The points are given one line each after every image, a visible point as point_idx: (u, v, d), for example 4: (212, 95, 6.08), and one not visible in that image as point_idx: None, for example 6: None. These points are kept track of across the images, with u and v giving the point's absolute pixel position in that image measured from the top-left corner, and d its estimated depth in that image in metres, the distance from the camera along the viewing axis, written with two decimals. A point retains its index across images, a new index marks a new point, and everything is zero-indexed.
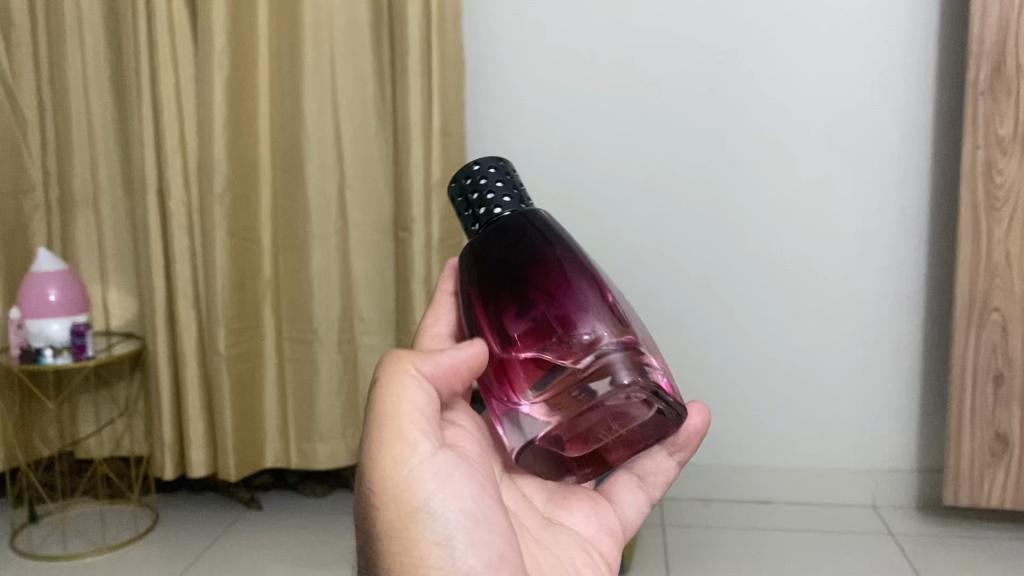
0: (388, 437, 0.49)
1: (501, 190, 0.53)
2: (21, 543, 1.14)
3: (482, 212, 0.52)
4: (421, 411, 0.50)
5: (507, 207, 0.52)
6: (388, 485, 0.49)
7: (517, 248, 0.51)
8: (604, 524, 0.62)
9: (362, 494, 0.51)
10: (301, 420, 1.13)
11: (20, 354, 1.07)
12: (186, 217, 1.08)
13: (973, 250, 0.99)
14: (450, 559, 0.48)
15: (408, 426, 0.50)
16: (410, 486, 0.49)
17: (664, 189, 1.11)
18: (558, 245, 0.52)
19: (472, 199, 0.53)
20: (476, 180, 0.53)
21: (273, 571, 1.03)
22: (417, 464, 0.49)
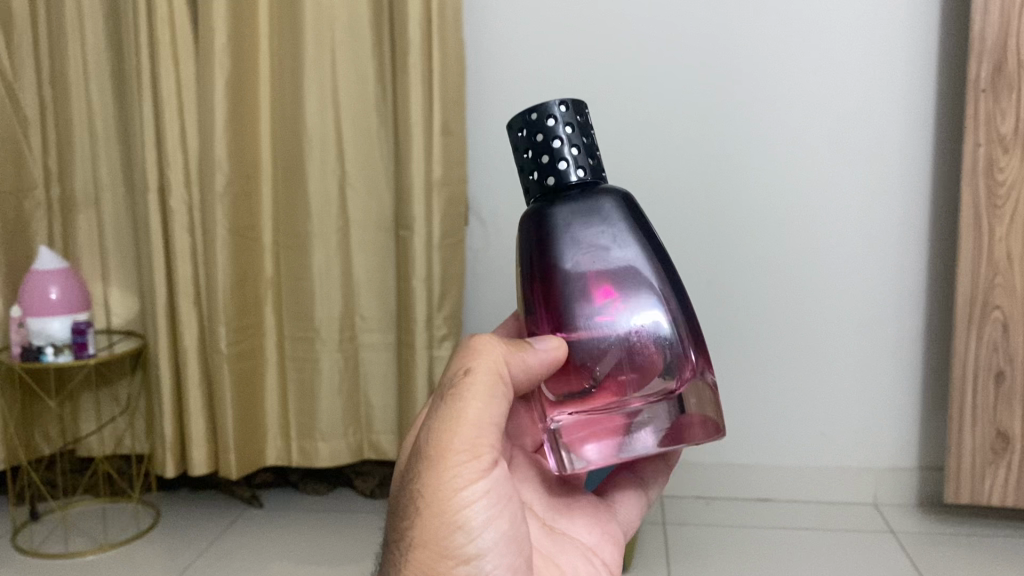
0: (455, 445, 0.49)
1: (581, 156, 0.50)
2: (23, 541, 1.14)
3: (556, 170, 0.49)
4: (491, 424, 0.50)
5: (586, 168, 0.50)
6: (437, 494, 0.49)
7: (603, 231, 0.49)
8: (607, 532, 0.62)
9: (409, 485, 0.50)
10: (302, 418, 1.13)
11: (22, 352, 1.07)
12: (187, 215, 1.07)
13: (974, 248, 0.99)
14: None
15: (475, 442, 0.49)
16: (461, 501, 0.49)
17: (665, 187, 1.11)
18: (640, 238, 0.49)
19: (550, 148, 0.49)
20: (564, 129, 0.49)
21: (274, 569, 1.03)
22: (473, 479, 0.49)
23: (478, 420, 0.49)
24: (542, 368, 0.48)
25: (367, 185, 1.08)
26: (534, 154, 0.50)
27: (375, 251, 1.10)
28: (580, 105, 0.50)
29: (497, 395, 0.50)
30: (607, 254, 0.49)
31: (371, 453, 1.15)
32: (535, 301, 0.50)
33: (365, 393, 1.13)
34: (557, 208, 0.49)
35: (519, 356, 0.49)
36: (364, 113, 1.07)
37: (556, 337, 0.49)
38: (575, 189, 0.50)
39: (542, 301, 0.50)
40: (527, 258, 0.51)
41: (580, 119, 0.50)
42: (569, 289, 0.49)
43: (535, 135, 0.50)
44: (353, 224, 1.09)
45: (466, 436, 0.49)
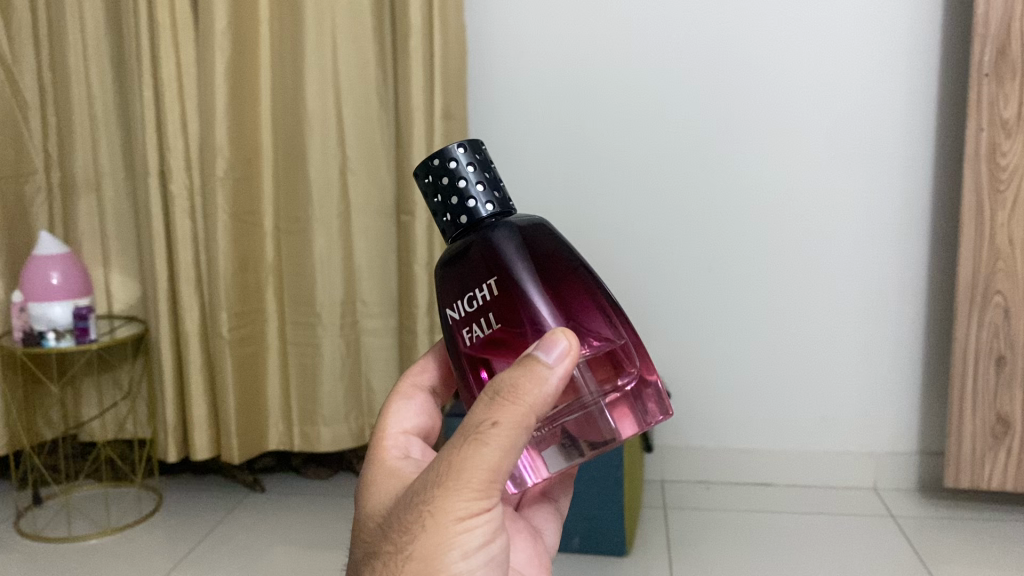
0: (474, 477, 0.42)
1: (495, 197, 0.47)
2: (26, 524, 1.14)
3: (476, 206, 0.47)
4: (503, 478, 0.43)
5: (494, 203, 0.47)
6: (433, 546, 0.42)
7: (552, 249, 0.47)
8: (544, 565, 0.58)
9: (397, 527, 0.43)
10: (305, 403, 1.14)
11: (23, 337, 1.07)
12: (187, 200, 1.07)
13: (976, 232, 0.99)
14: None
15: (493, 478, 0.43)
16: (462, 530, 0.43)
17: (664, 170, 1.11)
18: (578, 257, 0.48)
19: (471, 185, 0.46)
20: (483, 171, 0.47)
21: (277, 552, 1.04)
22: (474, 524, 0.43)
23: (491, 475, 0.43)
24: (559, 384, 0.42)
25: (370, 172, 1.07)
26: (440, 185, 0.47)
27: (377, 236, 1.09)
28: (483, 150, 0.48)
29: (518, 445, 0.43)
30: (560, 264, 0.47)
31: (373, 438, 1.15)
32: (489, 312, 0.46)
33: (368, 378, 1.13)
34: (497, 235, 0.46)
35: (545, 388, 0.42)
36: (365, 97, 1.06)
37: (559, 333, 0.43)
38: (505, 220, 0.47)
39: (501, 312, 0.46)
40: (470, 273, 0.46)
41: (485, 157, 0.47)
42: (540, 298, 0.45)
43: (456, 171, 0.46)
44: (356, 210, 1.08)
45: (476, 487, 0.42)
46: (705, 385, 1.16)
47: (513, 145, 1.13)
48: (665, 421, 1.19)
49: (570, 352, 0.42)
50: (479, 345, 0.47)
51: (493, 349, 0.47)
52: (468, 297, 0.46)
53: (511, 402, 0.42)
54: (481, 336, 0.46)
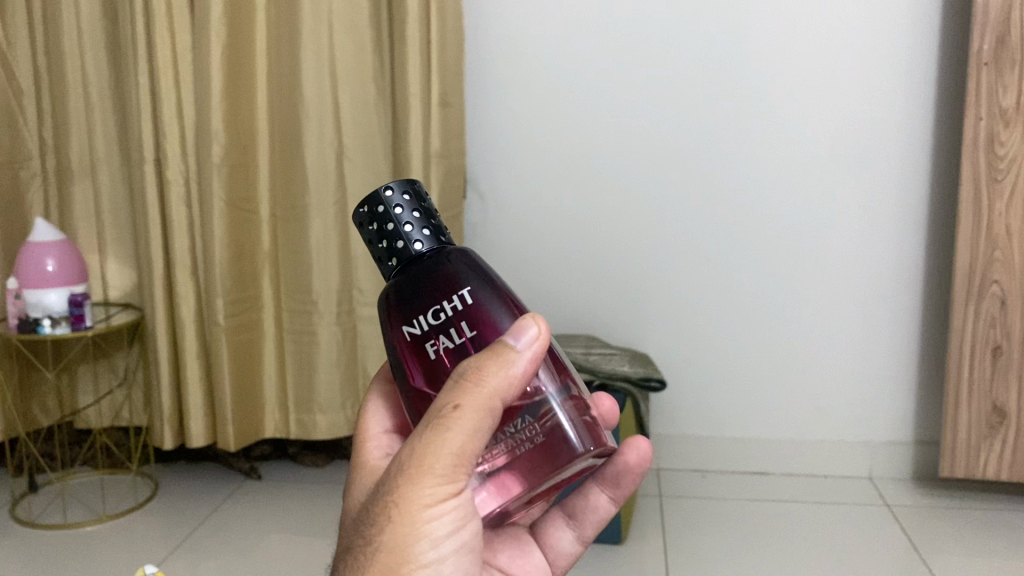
0: (437, 463, 0.40)
1: (430, 236, 0.43)
2: (22, 511, 1.14)
3: (403, 247, 0.42)
4: (471, 462, 0.41)
5: (430, 243, 0.43)
6: (400, 535, 0.41)
7: (492, 290, 0.43)
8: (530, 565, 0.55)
9: (369, 519, 0.42)
10: (301, 391, 1.14)
11: (18, 323, 1.06)
12: (183, 186, 1.07)
13: (974, 221, 0.98)
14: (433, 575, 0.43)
15: (458, 465, 0.41)
16: (429, 516, 0.41)
17: (662, 158, 1.10)
18: (516, 302, 0.44)
19: (401, 227, 0.42)
20: (412, 212, 0.43)
21: (273, 540, 1.04)
22: (441, 509, 0.41)
23: (457, 461, 0.41)
24: (527, 372, 0.41)
25: (366, 158, 1.07)
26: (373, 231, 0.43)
27: None
28: (421, 190, 0.44)
29: (486, 429, 0.40)
30: (503, 302, 0.43)
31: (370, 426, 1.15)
32: (457, 326, 0.42)
33: (365, 367, 1.13)
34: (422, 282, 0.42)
35: (510, 371, 0.40)
36: (362, 84, 1.05)
37: (538, 322, 0.41)
38: (447, 251, 0.44)
39: (473, 323, 0.42)
40: (429, 290, 0.42)
41: (418, 193, 0.44)
42: (506, 313, 0.43)
43: (382, 212, 0.43)
44: (352, 197, 1.08)
45: (442, 473, 0.41)
46: (701, 374, 1.16)
47: (510, 133, 1.13)
48: (662, 411, 1.18)
49: (538, 338, 0.41)
50: (443, 363, 0.42)
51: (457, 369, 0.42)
52: (430, 312, 0.42)
53: (473, 386, 0.40)
54: (447, 353, 0.42)
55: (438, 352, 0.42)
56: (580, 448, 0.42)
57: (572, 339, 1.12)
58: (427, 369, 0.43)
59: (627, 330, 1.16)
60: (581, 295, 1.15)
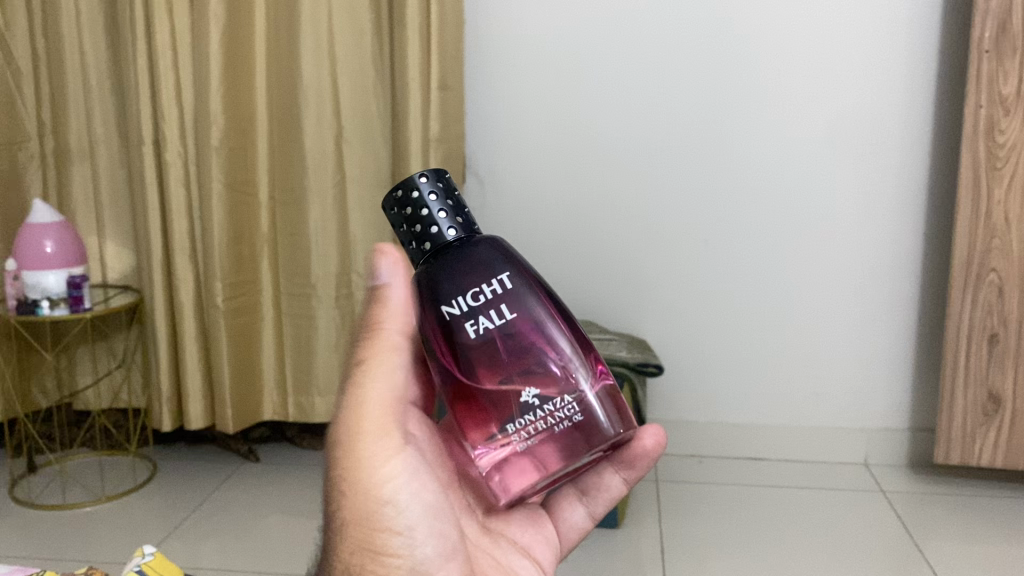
0: (367, 422, 0.44)
1: (460, 223, 0.44)
2: (21, 492, 1.15)
3: (437, 234, 0.44)
4: (398, 407, 0.45)
5: (459, 228, 0.44)
6: (366, 510, 0.43)
7: (523, 278, 0.45)
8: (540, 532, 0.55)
9: (329, 501, 0.44)
10: (300, 374, 1.14)
11: (17, 305, 1.07)
12: (182, 168, 1.06)
13: (972, 207, 0.98)
14: (409, 541, 0.44)
15: (384, 416, 0.44)
16: (378, 478, 0.44)
17: (663, 144, 1.10)
18: (545, 288, 0.46)
19: (433, 213, 0.43)
20: (444, 200, 0.44)
21: (271, 521, 1.04)
22: (386, 468, 0.44)
23: (387, 416, 0.44)
24: (405, 300, 0.46)
25: (365, 143, 1.06)
26: (405, 217, 0.44)
27: None
28: (448, 174, 0.45)
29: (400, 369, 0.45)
30: (535, 290, 0.45)
31: None
32: (496, 308, 0.43)
33: None
34: (458, 268, 0.43)
35: (390, 305, 0.46)
36: (361, 67, 1.04)
37: (388, 250, 0.46)
38: (476, 237, 0.45)
39: (512, 307, 0.44)
40: (467, 276, 0.43)
41: (448, 182, 0.45)
42: (539, 298, 0.45)
43: (413, 196, 0.43)
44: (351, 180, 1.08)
45: (374, 430, 0.44)
46: (698, 360, 1.17)
47: (510, 118, 1.12)
48: (659, 396, 1.19)
49: (397, 265, 0.46)
50: (483, 346, 0.43)
51: (498, 352, 0.43)
52: (470, 295, 0.43)
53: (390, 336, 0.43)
54: (488, 335, 0.43)
55: (480, 335, 0.43)
56: (604, 427, 0.44)
57: None
58: (465, 353, 0.43)
59: (625, 315, 1.16)
60: (581, 281, 1.15)
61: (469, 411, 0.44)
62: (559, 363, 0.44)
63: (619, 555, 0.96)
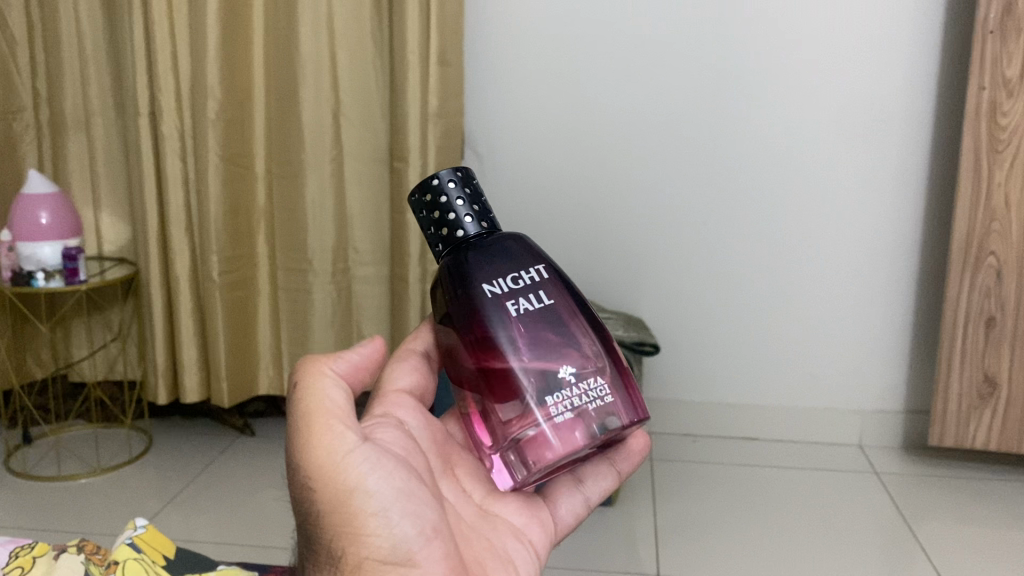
0: (316, 427, 0.45)
1: (486, 220, 0.49)
2: (16, 463, 1.15)
3: (467, 224, 0.48)
4: (347, 413, 0.46)
5: (485, 224, 0.49)
6: (339, 498, 0.44)
7: (550, 272, 0.48)
8: (536, 515, 0.54)
9: (304, 506, 0.45)
10: (295, 349, 1.14)
11: (12, 276, 1.06)
12: (178, 141, 1.05)
13: (972, 190, 0.98)
14: (386, 525, 0.44)
15: (331, 418, 0.45)
16: (338, 473, 0.44)
17: (665, 122, 1.09)
18: (569, 285, 0.49)
19: (465, 203, 0.48)
20: (475, 196, 0.48)
21: (266, 495, 1.05)
22: (346, 463, 0.44)
23: (333, 415, 0.45)
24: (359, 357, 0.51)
25: (363, 121, 1.06)
26: (430, 211, 0.48)
27: (369, 183, 1.08)
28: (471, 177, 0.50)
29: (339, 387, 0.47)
30: (560, 283, 0.48)
31: None
32: (530, 292, 0.46)
33: (359, 326, 1.13)
34: (490, 253, 0.47)
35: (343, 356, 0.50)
36: (360, 41, 1.03)
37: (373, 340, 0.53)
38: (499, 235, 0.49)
39: (543, 294, 0.46)
40: (500, 261, 0.47)
41: (474, 185, 0.49)
42: (565, 292, 0.47)
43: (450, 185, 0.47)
44: (348, 155, 1.07)
45: (325, 431, 0.45)
46: (695, 340, 1.17)
47: (510, 95, 1.11)
48: (655, 375, 1.19)
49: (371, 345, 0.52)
50: (520, 321, 0.45)
51: (534, 329, 0.45)
52: (508, 277, 0.46)
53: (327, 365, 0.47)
54: (525, 312, 0.45)
55: (518, 310, 0.45)
56: (621, 411, 0.45)
57: None
58: (502, 324, 0.45)
59: (623, 295, 1.16)
60: (579, 259, 1.15)
61: (501, 383, 0.45)
62: (586, 348, 0.46)
63: (612, 533, 0.96)
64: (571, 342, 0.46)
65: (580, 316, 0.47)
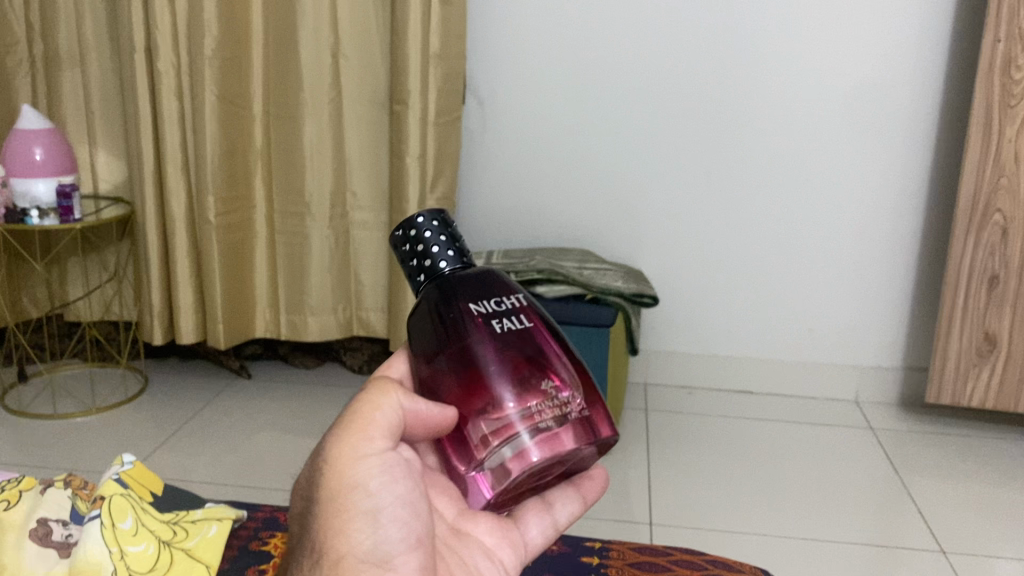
0: (363, 423, 0.35)
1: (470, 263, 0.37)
2: (12, 400, 1.15)
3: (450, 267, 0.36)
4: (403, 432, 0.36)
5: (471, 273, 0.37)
6: (337, 491, 0.35)
7: (525, 298, 0.37)
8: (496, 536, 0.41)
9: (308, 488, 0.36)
10: (292, 293, 1.14)
11: (6, 213, 1.05)
12: (175, 78, 1.03)
13: (981, 147, 0.96)
14: (375, 536, 0.35)
15: (381, 426, 0.35)
16: (357, 475, 0.35)
17: (672, 69, 1.07)
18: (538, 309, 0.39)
19: (446, 247, 0.36)
20: (453, 239, 0.37)
21: (261, 438, 1.05)
22: (370, 470, 0.35)
23: (388, 425, 0.35)
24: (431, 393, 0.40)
25: (361, 62, 1.05)
26: (411, 256, 0.37)
27: (368, 125, 1.07)
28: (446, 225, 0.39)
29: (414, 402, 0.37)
30: (532, 304, 0.37)
31: (361, 330, 1.16)
32: (521, 313, 0.36)
33: (356, 270, 1.13)
34: (473, 287, 0.36)
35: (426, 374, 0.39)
36: None
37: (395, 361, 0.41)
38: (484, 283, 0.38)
39: (535, 320, 0.36)
40: (485, 282, 0.36)
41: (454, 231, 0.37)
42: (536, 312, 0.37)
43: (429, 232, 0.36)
44: (347, 97, 1.06)
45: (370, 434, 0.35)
46: (694, 293, 1.16)
47: (513, 38, 1.09)
48: (654, 327, 1.18)
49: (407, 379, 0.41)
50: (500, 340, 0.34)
51: (524, 350, 0.34)
52: (490, 302, 0.35)
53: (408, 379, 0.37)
54: (514, 335, 0.35)
55: (507, 329, 0.35)
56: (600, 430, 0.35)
57: (567, 253, 1.11)
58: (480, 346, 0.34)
59: (623, 246, 1.15)
60: (579, 208, 1.14)
61: (480, 400, 0.34)
62: (564, 364, 0.35)
63: (604, 481, 0.96)
64: (544, 355, 0.35)
65: (552, 332, 0.37)
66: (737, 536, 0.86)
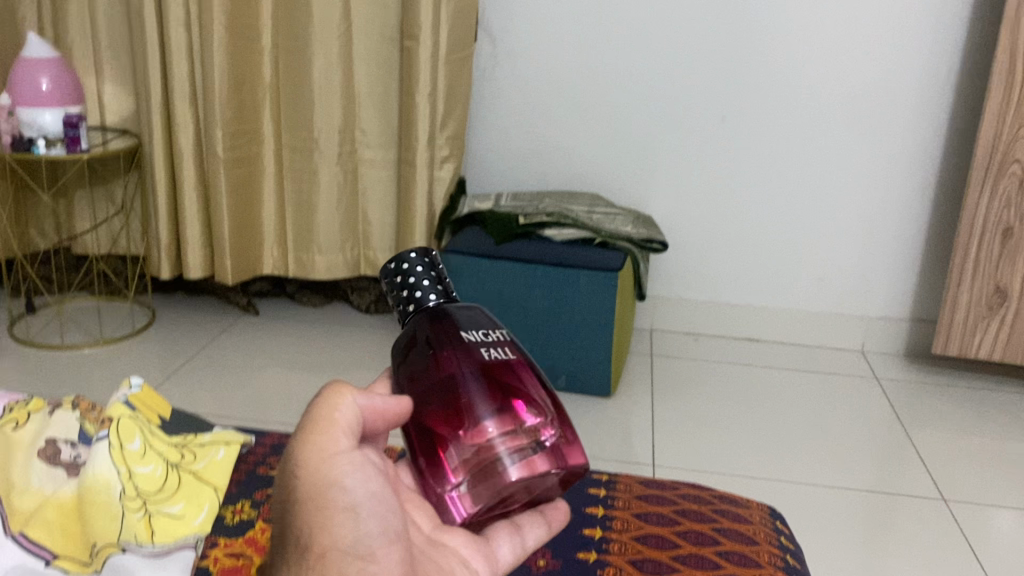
0: (321, 419, 0.32)
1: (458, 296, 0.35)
2: (20, 330, 1.16)
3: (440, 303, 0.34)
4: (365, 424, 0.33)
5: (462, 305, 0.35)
6: (308, 491, 0.31)
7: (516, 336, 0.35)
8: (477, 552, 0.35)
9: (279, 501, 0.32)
10: (300, 230, 1.13)
11: (12, 143, 1.04)
12: (182, 7, 1.01)
13: (1003, 94, 0.95)
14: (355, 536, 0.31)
15: (342, 420, 0.32)
16: (324, 471, 0.32)
17: (690, 9, 1.05)
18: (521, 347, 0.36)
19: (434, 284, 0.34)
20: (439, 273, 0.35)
21: (267, 374, 1.05)
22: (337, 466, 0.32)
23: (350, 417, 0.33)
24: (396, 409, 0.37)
25: None
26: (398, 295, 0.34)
27: (380, 59, 1.06)
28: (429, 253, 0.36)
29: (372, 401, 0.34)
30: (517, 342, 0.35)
31: (368, 269, 1.16)
32: (507, 347, 0.33)
33: (365, 208, 1.12)
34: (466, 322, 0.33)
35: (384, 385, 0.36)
36: None
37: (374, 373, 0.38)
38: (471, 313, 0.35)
39: (519, 354, 0.34)
40: (469, 316, 0.34)
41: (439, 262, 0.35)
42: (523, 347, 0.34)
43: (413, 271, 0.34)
44: (358, 31, 1.05)
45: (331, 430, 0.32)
46: (704, 239, 1.15)
47: None
48: (662, 272, 1.18)
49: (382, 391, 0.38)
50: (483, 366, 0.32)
51: (506, 379, 0.32)
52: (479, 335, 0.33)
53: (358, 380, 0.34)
54: (497, 364, 0.32)
55: (495, 359, 0.32)
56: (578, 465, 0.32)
57: (576, 197, 1.10)
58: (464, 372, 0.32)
59: (633, 189, 1.14)
60: (590, 150, 1.13)
61: (459, 421, 0.31)
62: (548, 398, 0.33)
63: (608, 423, 0.96)
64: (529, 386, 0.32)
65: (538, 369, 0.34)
66: (738, 481, 0.87)
